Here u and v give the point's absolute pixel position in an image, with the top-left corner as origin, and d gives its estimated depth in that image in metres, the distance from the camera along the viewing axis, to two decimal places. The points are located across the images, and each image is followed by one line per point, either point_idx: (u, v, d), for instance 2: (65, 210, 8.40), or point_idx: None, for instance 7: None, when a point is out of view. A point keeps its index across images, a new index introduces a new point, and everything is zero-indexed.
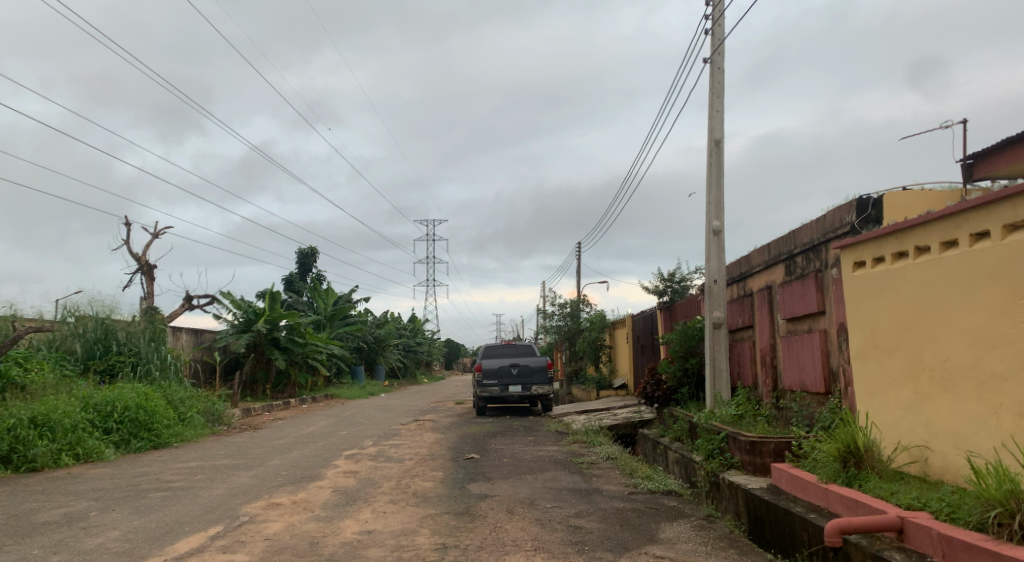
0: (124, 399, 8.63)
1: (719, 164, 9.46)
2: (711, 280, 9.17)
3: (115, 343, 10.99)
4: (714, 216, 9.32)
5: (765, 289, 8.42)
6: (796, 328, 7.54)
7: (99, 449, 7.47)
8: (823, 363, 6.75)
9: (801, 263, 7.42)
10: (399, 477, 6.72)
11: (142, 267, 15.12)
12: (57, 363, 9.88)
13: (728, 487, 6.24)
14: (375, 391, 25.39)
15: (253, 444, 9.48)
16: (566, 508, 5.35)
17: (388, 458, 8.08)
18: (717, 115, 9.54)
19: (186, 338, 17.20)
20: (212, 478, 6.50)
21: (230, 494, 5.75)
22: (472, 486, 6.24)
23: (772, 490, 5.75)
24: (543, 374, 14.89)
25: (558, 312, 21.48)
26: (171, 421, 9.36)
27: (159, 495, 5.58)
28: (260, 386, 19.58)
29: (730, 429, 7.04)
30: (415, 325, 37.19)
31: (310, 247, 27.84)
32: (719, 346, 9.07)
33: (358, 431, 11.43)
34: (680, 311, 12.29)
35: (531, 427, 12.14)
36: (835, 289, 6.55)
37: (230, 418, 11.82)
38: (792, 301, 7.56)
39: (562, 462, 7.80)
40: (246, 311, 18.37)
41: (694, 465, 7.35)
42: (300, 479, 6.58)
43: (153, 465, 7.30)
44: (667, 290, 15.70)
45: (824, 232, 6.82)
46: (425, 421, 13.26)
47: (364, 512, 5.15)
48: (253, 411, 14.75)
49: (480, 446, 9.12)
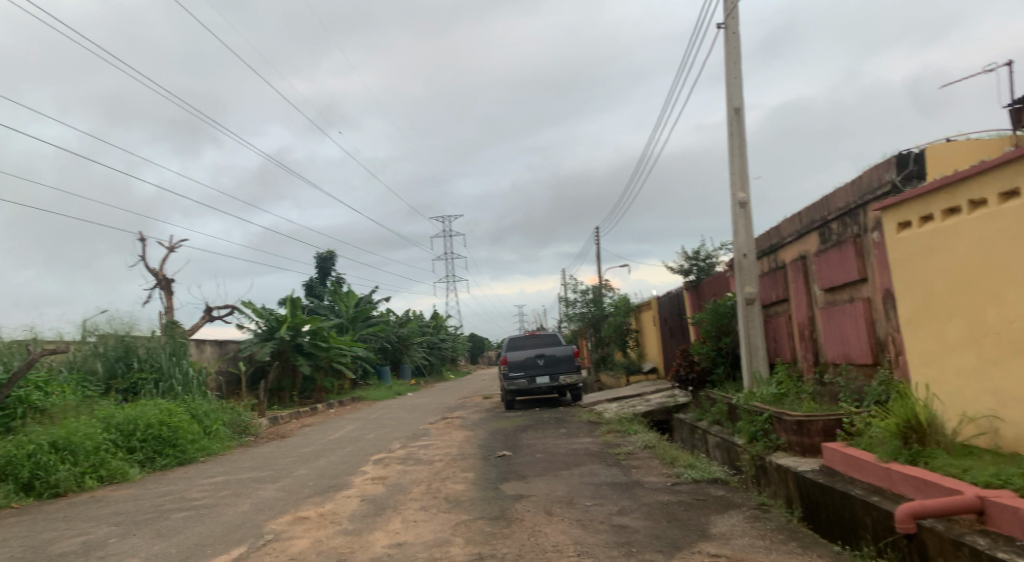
0: (146, 416, 8.46)
1: (740, 133, 9.02)
2: (740, 254, 8.76)
3: (136, 360, 10.88)
4: (739, 187, 8.89)
5: (799, 259, 7.99)
6: (835, 298, 7.12)
7: (123, 469, 7.32)
8: (869, 334, 6.34)
9: (836, 229, 6.99)
10: (429, 481, 6.45)
11: (160, 282, 15.04)
12: (79, 384, 9.77)
13: (777, 471, 5.90)
14: (402, 390, 25.28)
15: (280, 454, 9.29)
16: (607, 505, 5.02)
17: (417, 460, 7.82)
18: (735, 82, 9.09)
19: (210, 350, 17.17)
20: (237, 494, 6.28)
21: (255, 510, 5.52)
22: (506, 487, 5.94)
23: (826, 472, 5.39)
24: (571, 363, 14.57)
25: (581, 299, 21.13)
26: (196, 435, 9.21)
27: (182, 516, 5.36)
28: (287, 394, 19.53)
29: (773, 409, 6.66)
30: (438, 321, 37.02)
31: (328, 250, 27.75)
32: (754, 323, 8.67)
33: (386, 433, 11.21)
34: (708, 290, 11.88)
35: (562, 419, 11.83)
36: (878, 254, 6.13)
37: (257, 428, 11.68)
38: (830, 270, 7.13)
39: (598, 454, 7.49)
40: (268, 319, 18.29)
41: (737, 449, 6.99)
42: (327, 489, 6.33)
43: (178, 482, 7.11)
44: (692, 268, 15.26)
45: (861, 194, 6.38)
46: (453, 418, 13.02)
47: (394, 523, 4.87)
48: (280, 419, 14.63)
49: (512, 442, 8.83)
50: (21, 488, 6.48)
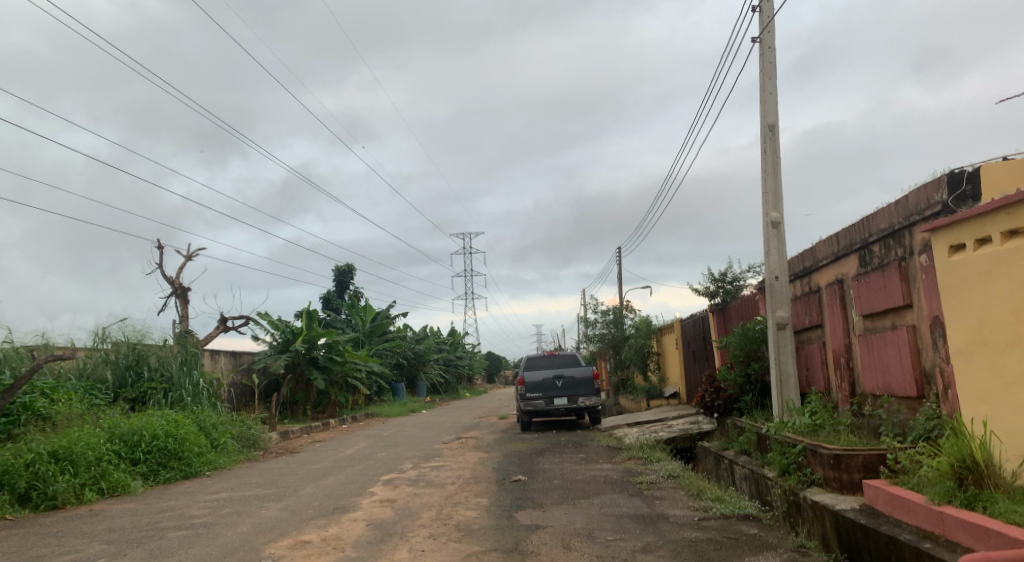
0: (152, 426, 8.26)
1: (774, 151, 8.69)
2: (771, 276, 8.39)
3: (146, 369, 10.73)
4: (772, 206, 8.55)
5: (835, 283, 7.59)
6: (875, 325, 6.71)
7: (125, 482, 7.12)
8: (913, 364, 5.92)
9: (878, 252, 6.60)
10: (440, 506, 6.11)
11: (177, 290, 14.97)
12: (87, 392, 9.61)
13: (812, 508, 5.47)
14: (416, 408, 24.94)
15: (288, 470, 9.01)
16: (630, 541, 4.64)
17: (428, 483, 7.48)
18: (770, 98, 8.78)
19: (225, 361, 17.05)
20: (239, 512, 6.02)
21: (255, 532, 5.23)
22: (521, 516, 5.57)
23: (868, 512, 4.95)
24: (590, 385, 14.15)
25: (601, 320, 20.75)
26: (204, 448, 9.00)
27: (178, 536, 5.11)
28: (301, 407, 19.31)
29: (808, 441, 6.25)
30: (455, 339, 36.74)
31: (348, 264, 27.67)
32: (785, 349, 8.26)
33: (398, 451, 10.88)
34: (735, 314, 11.47)
35: (580, 443, 11.41)
36: (925, 279, 5.73)
37: (267, 442, 11.42)
38: (870, 295, 6.72)
39: (618, 482, 7.10)
40: (285, 331, 18.17)
41: (767, 481, 6.57)
42: (333, 511, 6.02)
43: (180, 498, 6.87)
44: (718, 291, 14.84)
45: (907, 215, 6.00)
46: (467, 439, 12.65)
47: (401, 552, 4.54)
48: (291, 434, 14.38)
49: (528, 466, 8.45)
50: (16, 498, 6.29)
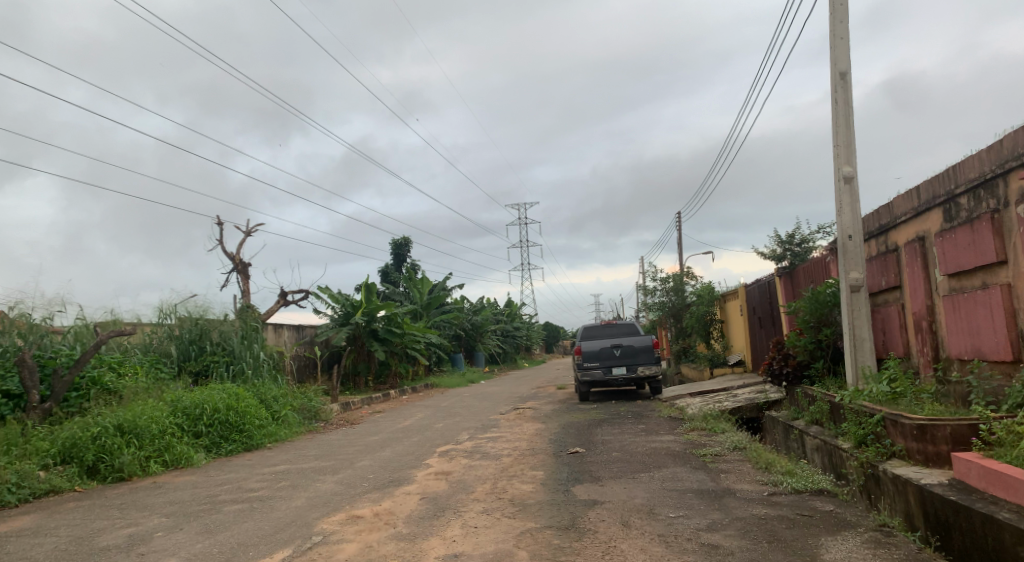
0: (213, 400, 8.47)
1: (846, 100, 8.01)
2: (843, 235, 7.81)
3: (209, 343, 11.05)
4: (844, 160, 7.91)
5: (916, 240, 6.95)
6: (962, 284, 6.09)
7: (188, 454, 7.38)
8: (1008, 326, 5.32)
9: (966, 204, 5.94)
10: (495, 479, 5.97)
11: (238, 267, 15.33)
12: (153, 366, 9.97)
13: (893, 482, 5.05)
14: (476, 378, 25.11)
15: (347, 442, 9.10)
16: (694, 518, 4.37)
17: (485, 455, 7.37)
18: (841, 43, 8.07)
19: (288, 334, 17.47)
20: (295, 486, 6.05)
21: (309, 506, 5.22)
22: (578, 490, 5.35)
23: (959, 488, 4.50)
24: (649, 354, 13.79)
25: (661, 288, 20.18)
26: (265, 420, 9.20)
27: (234, 509, 5.18)
28: (362, 378, 19.66)
29: (887, 411, 5.77)
30: (512, 309, 36.73)
31: (404, 237, 27.86)
32: (859, 313, 7.69)
33: (455, 422, 10.85)
34: (804, 278, 10.85)
35: (640, 413, 11.11)
36: (1023, 232, 5.10)
37: (328, 414, 11.61)
38: (956, 252, 6.09)
39: (681, 455, 6.81)
40: (344, 305, 18.47)
41: (841, 453, 6.15)
42: (387, 484, 5.97)
43: (241, 470, 7.02)
44: (785, 254, 14.10)
45: (1002, 160, 5.34)
46: (525, 409, 12.54)
47: (452, 528, 4.40)
48: (353, 405, 14.61)
49: (586, 438, 8.22)
50: (86, 470, 6.59)
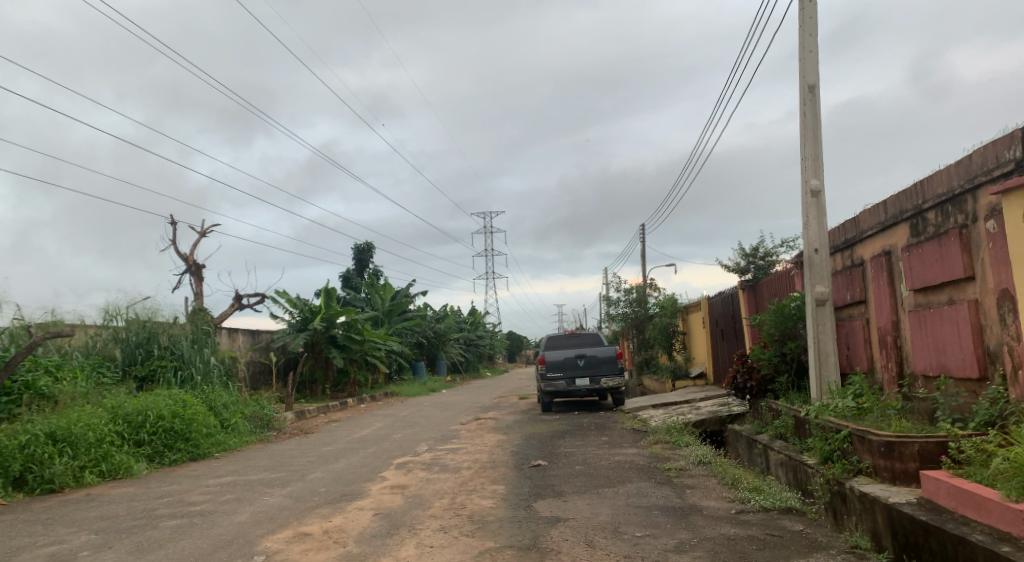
0: (158, 406, 7.99)
1: (814, 113, 8.03)
2: (810, 249, 7.80)
3: (157, 347, 10.51)
4: (812, 173, 7.92)
5: (882, 255, 6.96)
6: (928, 300, 6.08)
7: (127, 464, 6.94)
8: (975, 342, 5.30)
9: (934, 219, 5.94)
10: (454, 494, 5.70)
11: (191, 267, 14.75)
12: (94, 370, 9.44)
13: (860, 499, 4.96)
14: (437, 387, 24.71)
15: (299, 452, 8.70)
16: (662, 538, 4.18)
17: (443, 467, 7.09)
18: (810, 56, 8.09)
19: (243, 339, 16.88)
20: (241, 499, 5.69)
21: (254, 522, 4.88)
22: (540, 506, 5.12)
23: (928, 507, 4.40)
24: (613, 365, 13.68)
25: (624, 299, 20.18)
26: (213, 428, 8.75)
27: (171, 526, 4.81)
28: (320, 386, 19.12)
29: (853, 426, 5.70)
30: (476, 318, 36.42)
31: (367, 242, 27.37)
32: (824, 326, 7.67)
33: (414, 433, 10.53)
34: (767, 291, 10.87)
35: (603, 425, 10.94)
36: (992, 248, 5.09)
37: (282, 422, 11.15)
38: (923, 267, 6.08)
39: (645, 469, 6.64)
40: (303, 310, 17.95)
41: (807, 469, 6.06)
42: (339, 498, 5.64)
43: (183, 482, 6.60)
44: (749, 267, 14.18)
45: (971, 176, 5.33)
46: (487, 420, 12.26)
47: (407, 548, 4.13)
48: (308, 414, 14.15)
49: (548, 450, 8.01)
50: (11, 482, 6.12)
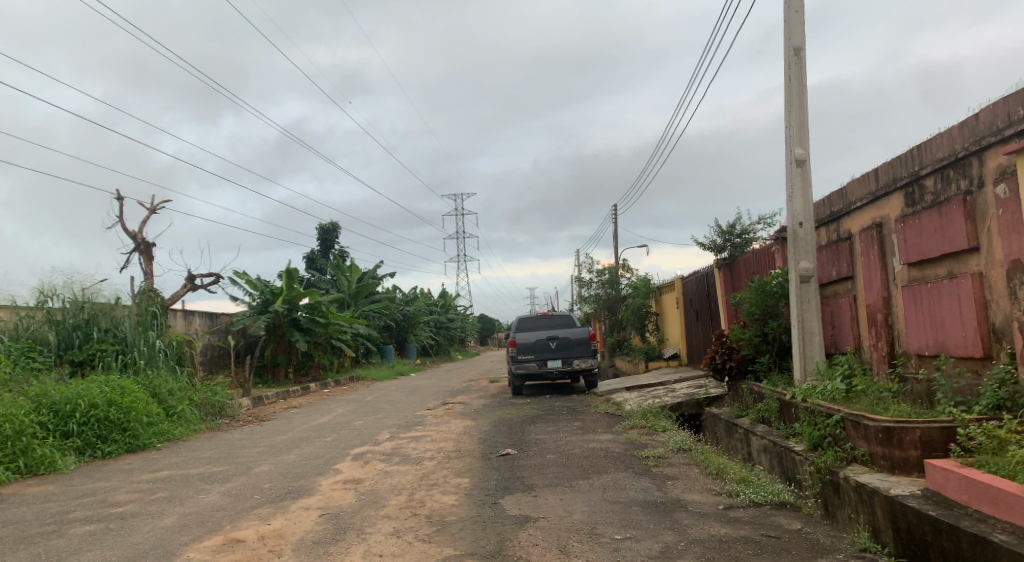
0: (91, 394, 7.24)
1: (799, 77, 7.55)
2: (794, 222, 7.35)
3: (97, 329, 9.69)
4: (796, 142, 7.46)
5: (872, 227, 6.53)
6: (924, 274, 5.66)
7: (52, 458, 6.22)
8: (978, 319, 4.89)
9: (932, 186, 5.50)
10: (413, 489, 5.14)
11: (140, 245, 13.83)
12: (22, 357, 8.62)
13: (856, 491, 4.54)
14: (406, 370, 24.07)
15: (249, 442, 8.03)
16: (644, 542, 3.68)
17: (404, 458, 6.52)
18: (795, 16, 7.59)
19: (199, 321, 16.03)
20: (171, 498, 5.04)
21: (179, 527, 4.25)
22: (507, 503, 4.58)
23: (936, 501, 3.97)
24: (586, 346, 13.21)
25: (596, 280, 19.78)
26: (155, 417, 8.01)
27: (80, 533, 4.14)
28: (282, 370, 18.35)
29: (846, 411, 5.27)
30: (446, 301, 35.75)
31: (333, 222, 26.44)
32: (809, 304, 7.25)
33: (377, 420, 9.90)
34: (745, 269, 10.46)
35: (575, 409, 10.46)
36: (1000, 215, 4.66)
37: (236, 410, 10.43)
38: (919, 238, 5.66)
39: (622, 457, 6.16)
40: (264, 291, 17.14)
41: (794, 456, 5.64)
42: (283, 496, 5.02)
43: (112, 478, 5.91)
44: (726, 245, 13.74)
45: (978, 137, 4.88)
46: (454, 405, 11.68)
47: (351, 559, 3.55)
48: (266, 400, 13.43)
49: (518, 437, 7.47)
50: None
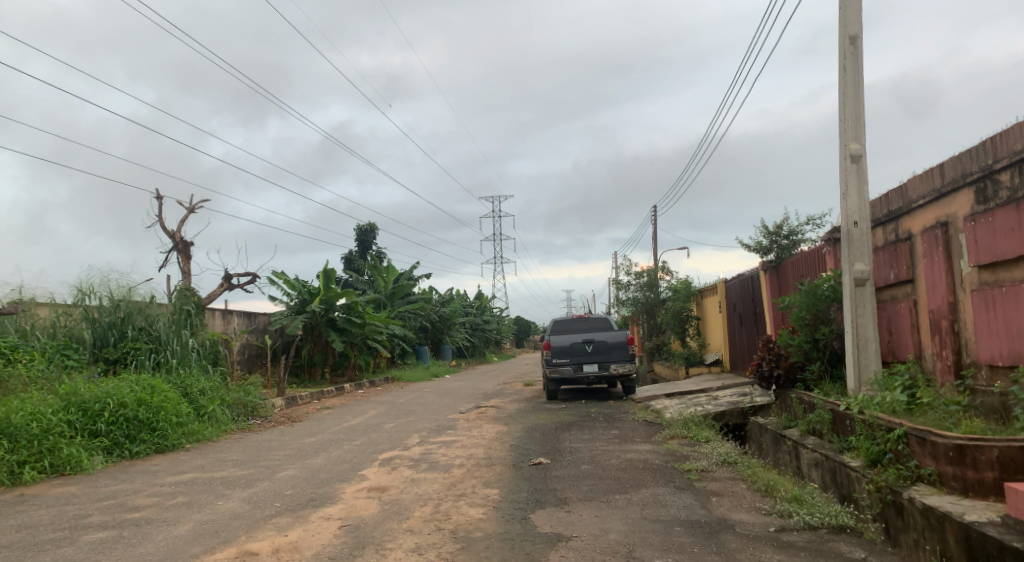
0: (120, 393, 7.19)
1: (856, 67, 7.06)
2: (849, 222, 6.87)
3: (132, 328, 9.72)
4: (852, 136, 6.97)
5: (936, 227, 6.03)
6: (997, 277, 5.17)
7: (79, 458, 6.17)
8: None
9: (1007, 181, 5.01)
10: (439, 500, 4.87)
11: (178, 245, 13.96)
12: (58, 355, 8.68)
13: (924, 515, 4.10)
14: (441, 372, 23.93)
15: (278, 444, 7.90)
16: None
17: (433, 465, 6.27)
18: (852, 2, 7.10)
19: (237, 320, 16.14)
20: (190, 504, 4.87)
21: (193, 536, 4.06)
22: (538, 519, 4.27)
23: (1019, 530, 3.52)
24: (623, 351, 12.82)
25: (635, 283, 19.32)
26: (185, 416, 7.95)
27: (92, 540, 3.99)
28: (318, 370, 18.40)
29: (910, 425, 4.81)
30: (482, 302, 35.59)
31: (370, 224, 26.54)
32: (864, 309, 6.76)
33: (408, 423, 9.70)
34: (793, 271, 9.94)
35: (613, 416, 10.08)
36: None
37: (268, 410, 10.36)
38: (992, 238, 5.17)
39: (662, 470, 5.80)
40: (301, 292, 17.20)
41: (850, 472, 5.20)
42: (304, 504, 4.81)
43: (136, 480, 5.81)
44: (773, 246, 13.20)
45: None
46: (488, 409, 11.42)
47: None
48: (299, 400, 13.40)
49: (552, 445, 7.15)
50: None
